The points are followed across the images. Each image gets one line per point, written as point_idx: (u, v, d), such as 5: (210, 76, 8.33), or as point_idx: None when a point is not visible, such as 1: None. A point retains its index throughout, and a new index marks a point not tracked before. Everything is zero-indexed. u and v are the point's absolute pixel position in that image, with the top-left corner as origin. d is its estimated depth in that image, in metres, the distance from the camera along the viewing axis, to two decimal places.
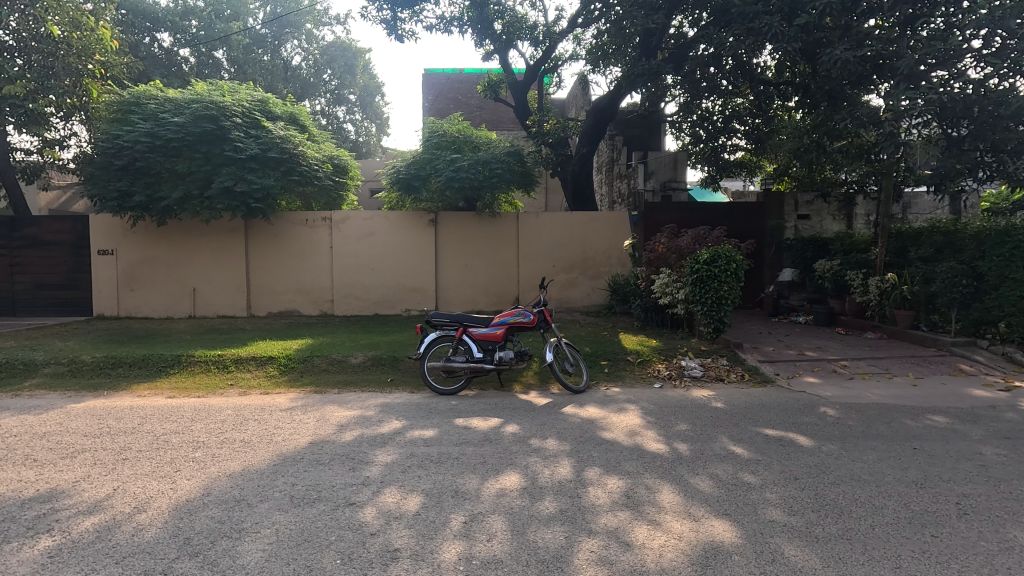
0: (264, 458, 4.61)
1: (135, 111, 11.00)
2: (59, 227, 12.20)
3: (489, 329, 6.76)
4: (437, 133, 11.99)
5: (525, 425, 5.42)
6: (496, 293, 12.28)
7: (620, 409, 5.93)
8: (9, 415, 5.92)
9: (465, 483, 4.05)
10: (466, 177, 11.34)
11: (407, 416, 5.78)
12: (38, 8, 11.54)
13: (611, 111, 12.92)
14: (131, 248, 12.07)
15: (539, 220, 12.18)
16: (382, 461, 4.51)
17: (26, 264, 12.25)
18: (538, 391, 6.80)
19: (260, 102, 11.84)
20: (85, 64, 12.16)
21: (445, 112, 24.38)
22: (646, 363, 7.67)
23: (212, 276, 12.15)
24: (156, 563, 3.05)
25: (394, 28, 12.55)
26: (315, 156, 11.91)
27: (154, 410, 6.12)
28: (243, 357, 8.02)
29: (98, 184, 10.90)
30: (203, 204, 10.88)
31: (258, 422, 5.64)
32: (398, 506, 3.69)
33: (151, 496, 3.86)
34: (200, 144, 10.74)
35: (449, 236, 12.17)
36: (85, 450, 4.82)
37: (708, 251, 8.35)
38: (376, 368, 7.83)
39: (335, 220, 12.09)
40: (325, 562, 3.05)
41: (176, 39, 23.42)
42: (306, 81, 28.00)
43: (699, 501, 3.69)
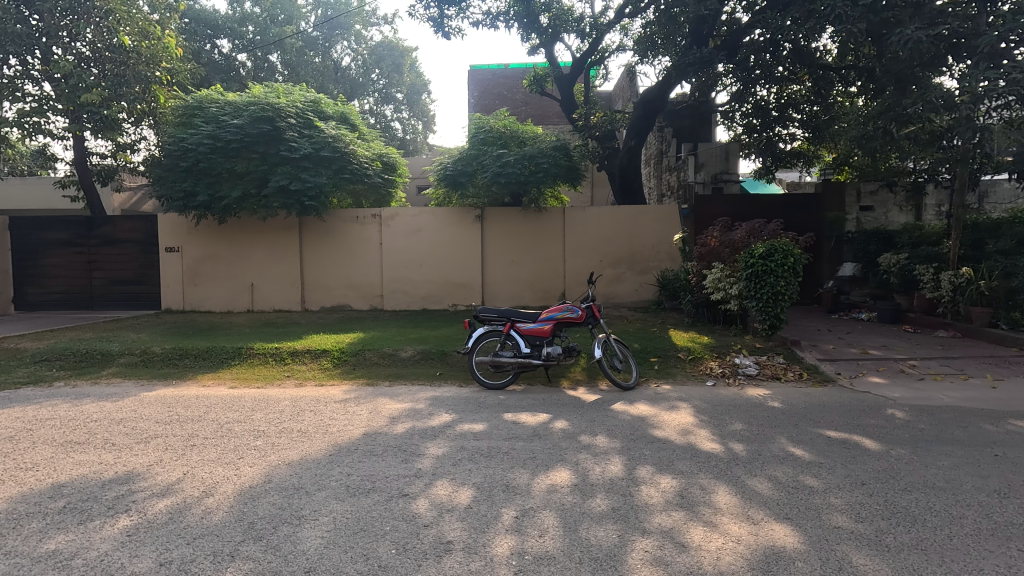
0: (320, 448, 4.76)
1: (198, 114, 11.52)
2: (130, 226, 12.99)
3: (536, 325, 6.74)
4: (483, 128, 11.99)
5: (574, 421, 5.38)
6: (542, 289, 12.25)
7: (671, 407, 5.79)
8: (91, 402, 6.36)
9: (516, 478, 4.05)
10: (512, 172, 11.30)
11: (456, 410, 5.85)
12: (112, 21, 12.32)
13: (659, 102, 12.59)
14: (194, 245, 12.70)
15: (585, 215, 12.05)
16: (433, 454, 4.58)
17: (101, 261, 13.08)
18: (586, 387, 6.75)
19: (313, 102, 12.20)
20: (152, 71, 12.90)
21: (491, 107, 24.44)
22: (698, 360, 7.48)
23: (268, 271, 12.64)
24: (224, 545, 3.20)
25: (441, 25, 12.64)
26: (365, 154, 12.21)
27: (218, 400, 6.44)
28: (299, 350, 8.32)
29: (165, 185, 11.51)
30: (260, 203, 11.34)
31: (314, 413, 5.83)
32: (450, 499, 3.73)
33: (217, 481, 4.06)
34: (257, 144, 11.16)
35: (494, 232, 12.22)
36: (157, 436, 5.12)
37: (763, 245, 8.05)
38: (425, 362, 7.96)
39: (384, 217, 12.36)
40: (381, 551, 3.12)
41: (235, 45, 24.67)
42: (355, 81, 28.72)
43: (758, 504, 3.56)
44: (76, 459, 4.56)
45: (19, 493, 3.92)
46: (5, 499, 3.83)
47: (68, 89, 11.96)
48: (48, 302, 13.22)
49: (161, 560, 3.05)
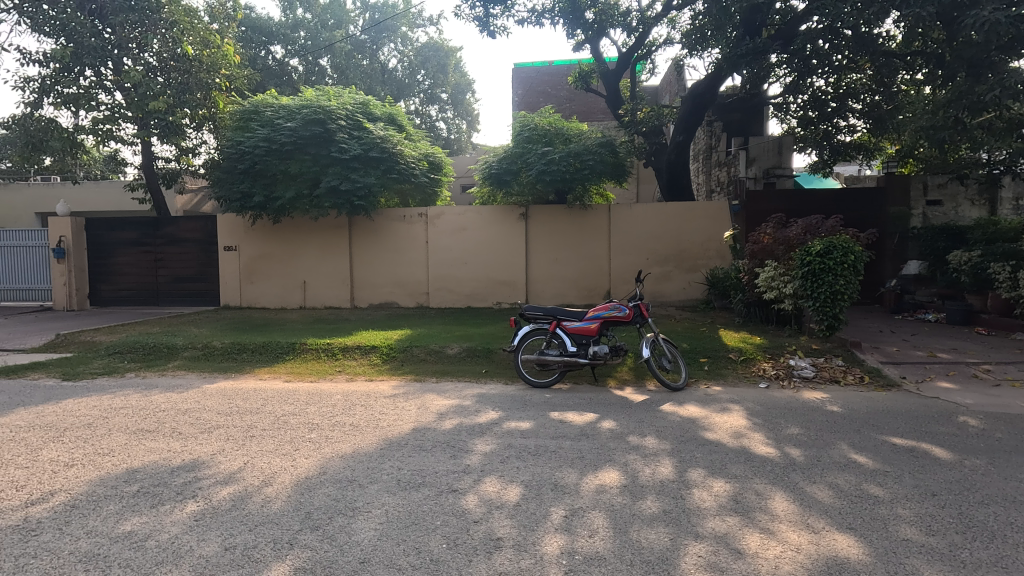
0: (372, 442, 4.88)
1: (254, 119, 11.98)
2: (193, 226, 13.66)
3: (583, 324, 6.68)
4: (528, 126, 11.99)
5: (622, 422, 5.31)
6: (587, 287, 12.14)
7: (723, 409, 5.63)
8: (159, 392, 6.74)
9: (564, 477, 4.04)
10: (557, 170, 11.23)
11: (503, 407, 5.88)
12: (177, 31, 13.06)
13: (709, 96, 12.26)
14: (250, 244, 13.24)
15: (631, 212, 11.86)
16: (481, 450, 4.61)
17: (165, 260, 13.81)
18: (633, 387, 6.65)
19: (362, 105, 12.49)
20: (213, 78, 13.52)
21: (535, 105, 24.39)
22: (749, 361, 7.26)
23: (319, 269, 13.04)
24: (283, 533, 3.33)
25: (487, 24, 12.70)
26: (412, 154, 12.44)
27: (273, 393, 6.70)
28: (349, 346, 8.57)
29: (224, 187, 12.04)
30: (313, 203, 11.73)
31: (365, 407, 5.99)
32: (499, 496, 3.75)
33: (275, 471, 4.23)
34: (309, 146, 11.53)
35: (539, 230, 12.20)
36: (219, 426, 5.37)
37: (821, 242, 7.73)
38: (471, 359, 8.04)
39: (430, 215, 12.54)
40: (433, 545, 3.17)
41: (288, 50, 25.59)
42: (401, 82, 29.25)
43: (818, 512, 3.42)
44: (148, 446, 4.84)
45: (98, 476, 4.19)
46: (85, 481, 4.10)
47: (138, 97, 12.67)
48: (120, 298, 14.08)
49: (226, 545, 3.20)
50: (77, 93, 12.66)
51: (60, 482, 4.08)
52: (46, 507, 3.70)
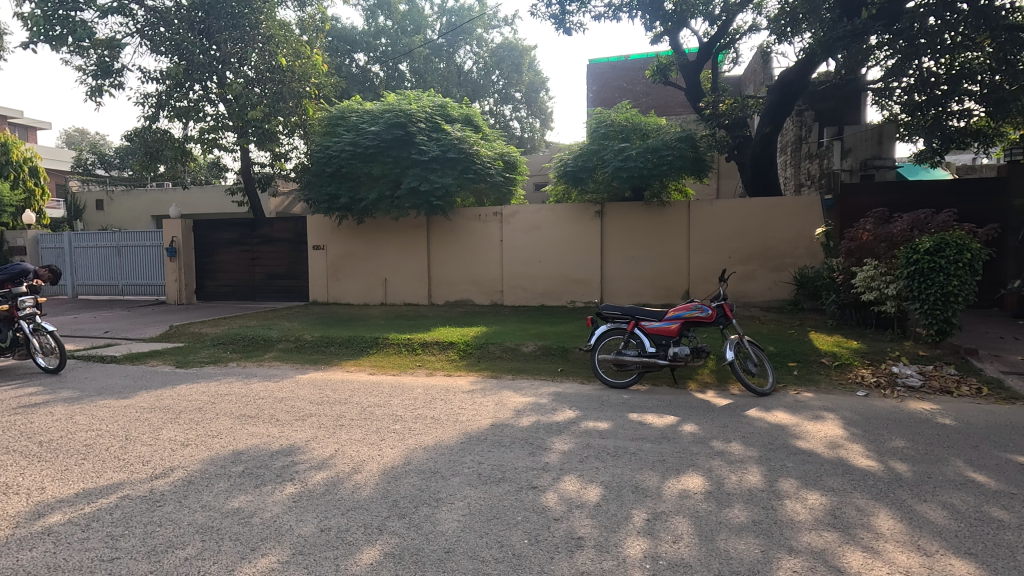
0: (452, 435, 5.02)
1: (341, 124, 12.61)
2: (285, 226, 14.61)
3: (662, 324, 6.50)
4: (605, 123, 11.82)
5: (704, 426, 5.13)
6: (664, 285, 11.82)
7: (815, 417, 5.29)
8: (258, 381, 7.29)
9: (645, 480, 3.96)
10: (634, 166, 11.00)
11: (580, 407, 5.86)
12: (272, 45, 14.06)
13: (800, 83, 11.57)
14: (336, 244, 13.97)
15: (713, 208, 11.41)
16: (560, 448, 4.62)
17: (260, 258, 14.87)
18: (716, 391, 6.40)
19: (441, 107, 12.84)
20: (303, 87, 14.45)
21: (610, 101, 24.06)
22: (845, 367, 6.79)
23: (399, 267, 13.56)
24: (373, 518, 3.50)
25: (562, 22, 12.64)
26: (488, 154, 12.72)
27: (359, 384, 7.06)
28: (428, 342, 8.86)
29: (313, 189, 12.76)
30: (394, 203, 12.22)
31: (445, 401, 6.16)
32: (579, 495, 3.75)
33: (364, 460, 4.45)
34: (391, 149, 12.02)
35: (614, 228, 12.02)
36: (313, 414, 5.73)
37: (930, 239, 7.07)
38: (546, 357, 8.08)
39: (505, 214, 12.67)
40: (514, 540, 3.21)
41: (371, 57, 26.86)
42: (476, 83, 29.80)
43: (930, 533, 3.14)
44: (251, 430, 5.25)
45: (208, 456, 4.58)
46: (198, 460, 4.51)
47: (238, 108, 13.79)
48: (222, 294, 15.31)
49: (322, 527, 3.40)
50: (188, 106, 13.89)
51: (178, 460, 4.51)
52: (167, 481, 4.10)
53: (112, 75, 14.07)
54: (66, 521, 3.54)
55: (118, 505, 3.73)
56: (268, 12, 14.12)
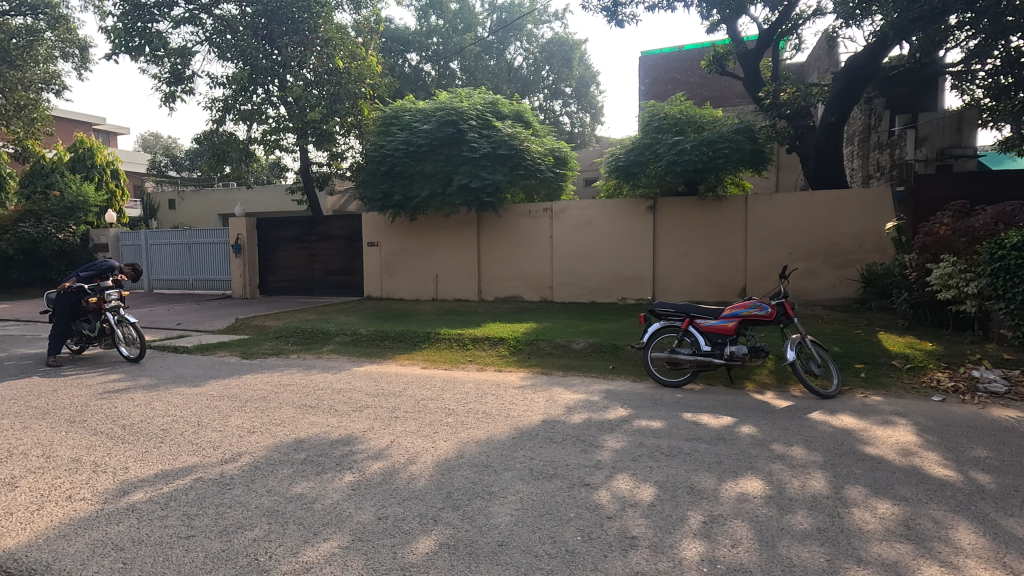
0: (504, 430, 5.06)
1: (394, 123, 12.89)
2: (341, 224, 15.11)
3: (719, 322, 6.31)
4: (658, 116, 11.57)
5: (764, 428, 4.95)
6: (719, 282, 11.46)
7: (886, 422, 5.01)
8: (318, 372, 7.59)
9: (701, 481, 3.86)
10: (689, 160, 10.71)
11: (632, 405, 5.77)
12: (330, 48, 14.60)
13: (870, 69, 10.94)
14: (390, 240, 14.31)
15: (772, 202, 10.97)
16: (611, 447, 4.57)
17: (318, 254, 15.44)
18: (775, 392, 6.16)
19: (491, 104, 12.97)
20: (359, 88, 14.99)
21: (663, 94, 23.53)
22: (919, 369, 6.39)
23: (451, 263, 13.75)
24: (428, 509, 3.57)
25: (614, 14, 12.42)
26: (538, 150, 12.73)
27: (413, 378, 7.23)
28: (479, 337, 8.96)
29: (368, 187, 13.10)
30: (445, 200, 12.38)
31: (496, 397, 6.22)
32: (632, 494, 3.70)
33: (418, 451, 4.55)
34: (443, 147, 12.21)
35: (667, 223, 11.76)
36: (369, 406, 5.92)
37: (1017, 234, 6.48)
38: (597, 355, 8.02)
39: (555, 210, 12.64)
40: (567, 536, 3.20)
41: (423, 57, 27.34)
42: (526, 79, 29.80)
43: (1018, 550, 2.92)
44: (312, 419, 5.47)
45: (272, 443, 4.81)
46: (264, 446, 4.74)
47: (298, 110, 14.33)
48: (282, 289, 16.00)
49: (379, 515, 3.51)
50: (251, 109, 14.54)
51: (245, 446, 4.76)
52: (236, 465, 4.34)
53: (184, 81, 14.92)
54: (147, 498, 3.81)
55: (192, 486, 3.98)
56: (326, 16, 14.64)
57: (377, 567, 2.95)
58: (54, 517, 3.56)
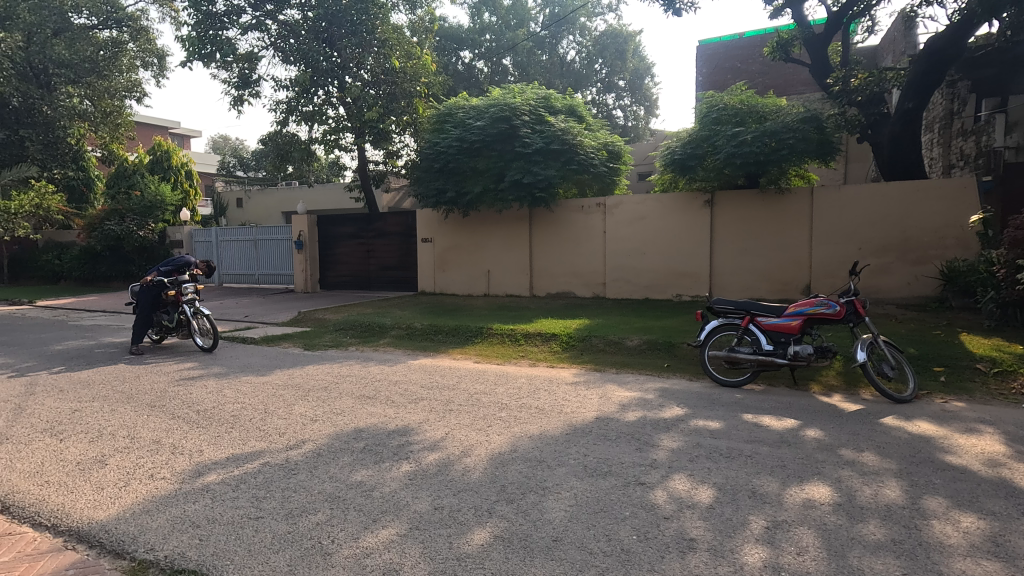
0: (557, 426, 5.04)
1: (448, 120, 13.06)
2: (397, 220, 15.48)
3: (782, 320, 6.04)
4: (717, 107, 11.16)
5: (831, 432, 4.71)
6: (781, 280, 10.97)
7: (969, 430, 4.66)
8: (375, 365, 7.82)
9: (763, 485, 3.72)
10: (750, 152, 10.29)
11: (688, 404, 5.63)
12: (387, 48, 14.98)
13: (953, 50, 10.15)
14: (443, 236, 14.54)
15: (841, 195, 10.41)
16: (668, 446, 4.47)
17: (375, 250, 15.90)
18: (844, 395, 5.85)
19: (544, 99, 12.96)
20: (414, 87, 15.32)
21: (722, 84, 22.74)
22: (1006, 374, 5.91)
23: (503, 258, 13.82)
24: (482, 501, 3.61)
25: (671, 3, 12.08)
26: (591, 145, 12.61)
27: (466, 372, 7.34)
28: (531, 333, 8.97)
29: (422, 184, 13.35)
30: (497, 196, 12.44)
31: (548, 392, 6.21)
32: (690, 495, 3.61)
33: (472, 444, 4.61)
34: (496, 143, 12.28)
35: (726, 217, 11.38)
36: (424, 398, 6.05)
37: None
38: (651, 352, 7.86)
39: (608, 205, 12.47)
40: (622, 535, 3.16)
41: (476, 54, 27.56)
42: (579, 73, 29.49)
43: None
44: (371, 409, 5.64)
45: (333, 431, 5.00)
46: (326, 434, 4.93)
47: (356, 110, 14.77)
48: (341, 283, 16.57)
49: (436, 505, 3.58)
50: (313, 110, 15.09)
51: (308, 433, 4.97)
52: (300, 452, 4.53)
53: (250, 85, 15.66)
54: (220, 480, 4.04)
55: (261, 470, 4.19)
56: (383, 17, 15.01)
57: (434, 556, 3.01)
58: (139, 494, 3.84)
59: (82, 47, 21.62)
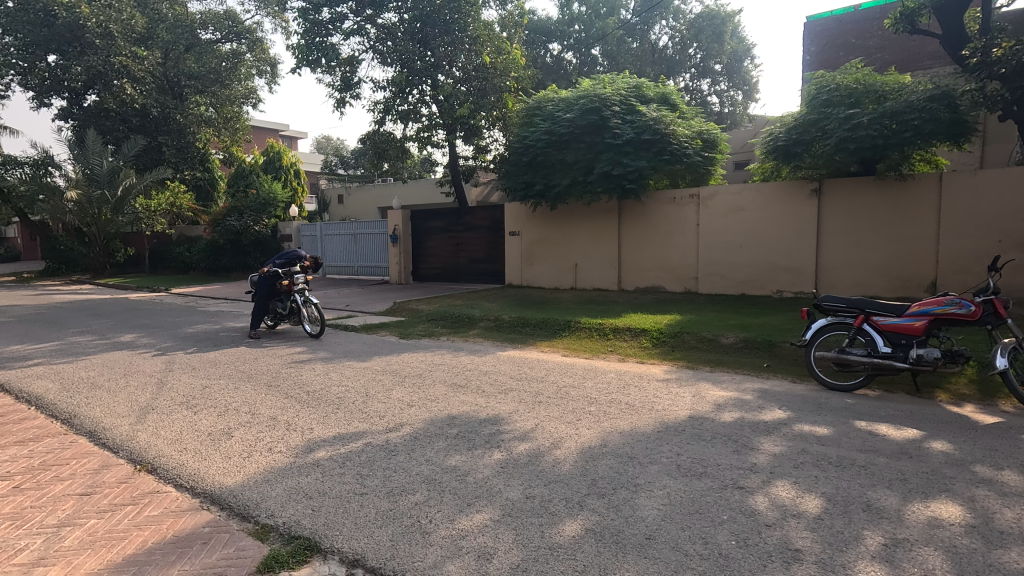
0: (648, 423, 4.94)
1: (538, 114, 13.11)
2: (486, 214, 15.80)
3: (903, 320, 5.51)
4: (828, 87, 10.30)
5: (962, 446, 4.23)
6: (900, 275, 9.97)
7: None
8: (465, 355, 8.07)
9: (879, 499, 3.42)
10: (866, 135, 9.43)
11: (792, 407, 5.29)
12: (478, 45, 15.32)
13: None
14: (530, 229, 14.64)
15: (976, 180, 9.26)
16: (768, 450, 4.24)
17: (464, 244, 16.33)
18: (977, 406, 5.23)
19: (635, 88, 12.66)
20: (504, 82, 15.54)
21: (833, 62, 20.93)
22: None
23: (590, 251, 13.68)
24: (573, 494, 3.62)
25: None
26: (685, 133, 12.14)
27: (554, 364, 7.37)
28: (620, 328, 8.82)
29: (511, 178, 13.51)
30: (586, 189, 12.30)
31: (638, 388, 6.09)
32: (795, 503, 3.40)
33: (562, 436, 4.63)
34: (585, 134, 12.15)
35: (835, 208, 10.53)
36: (513, 389, 6.16)
37: None
38: (749, 351, 7.47)
39: (702, 195, 11.95)
40: (720, 539, 3.05)
41: (565, 46, 27.38)
42: (672, 60, 28.43)
43: None
44: (462, 398, 5.83)
45: (428, 417, 5.23)
46: (421, 419, 5.17)
47: (449, 107, 15.19)
48: (432, 276, 17.19)
49: (527, 494, 3.64)
50: (407, 109, 15.71)
51: (405, 418, 5.23)
52: (399, 434, 4.79)
53: (352, 88, 16.61)
54: (328, 457, 4.36)
55: (364, 450, 4.47)
56: (475, 15, 15.36)
57: (527, 544, 3.07)
58: (260, 464, 4.25)
59: (208, 60, 24.02)
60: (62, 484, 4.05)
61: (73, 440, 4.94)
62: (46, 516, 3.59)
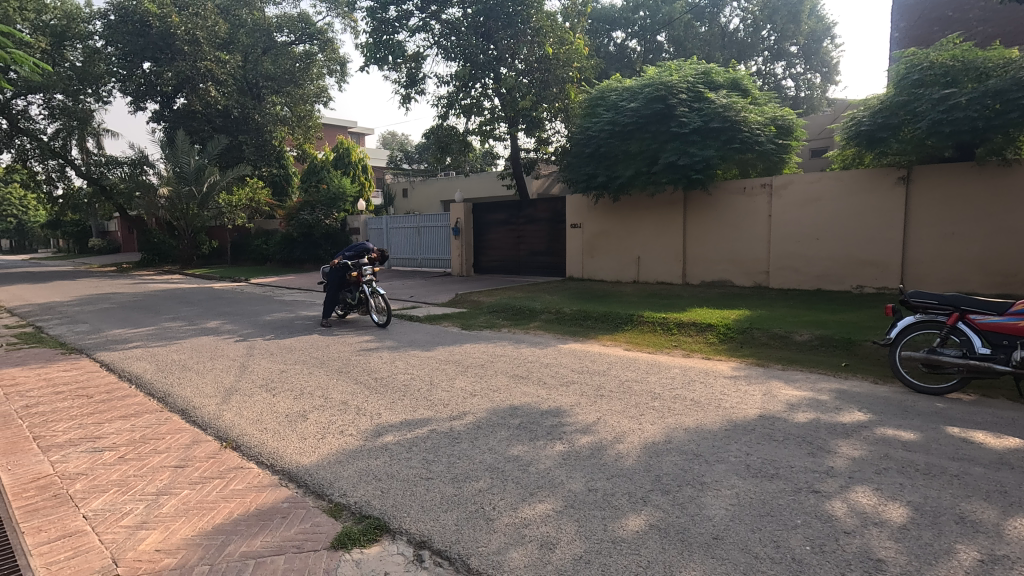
0: (715, 420, 4.79)
1: (600, 104, 12.91)
2: (548, 207, 15.76)
3: (1005, 320, 5.05)
4: (920, 66, 9.49)
5: None
6: (1001, 270, 9.13)
7: None
8: (527, 347, 8.12)
9: (975, 512, 3.16)
10: (964, 118, 8.66)
11: (874, 410, 4.96)
12: (540, 36, 15.25)
13: None
14: (592, 222, 14.48)
15: None
16: (847, 454, 4.00)
17: (525, 236, 16.38)
18: None
19: (704, 74, 12.22)
20: (567, 72, 15.45)
21: (925, 38, 19.30)
22: None
23: (654, 244, 13.35)
24: (635, 489, 3.58)
25: None
26: (757, 120, 11.63)
27: (616, 358, 7.28)
28: (684, 322, 8.58)
29: (573, 170, 13.40)
30: (650, 180, 12.01)
31: (704, 385, 5.91)
32: (877, 511, 3.20)
33: (625, 431, 4.58)
34: (650, 124, 11.84)
35: (925, 196, 9.74)
36: (575, 381, 6.15)
37: None
38: (826, 349, 7.07)
39: (776, 185, 11.39)
40: (794, 543, 2.92)
41: (629, 32, 26.71)
42: (743, 43, 27.17)
43: None
44: (523, 389, 5.87)
45: (491, 406, 5.31)
46: (484, 409, 5.25)
47: (511, 100, 15.24)
48: (493, 268, 17.37)
49: (590, 486, 3.64)
50: (470, 103, 15.88)
51: (468, 407, 5.33)
52: (462, 423, 4.89)
53: (417, 84, 16.97)
54: (396, 441, 4.53)
55: (429, 436, 4.61)
56: (538, 6, 15.25)
57: (589, 536, 3.06)
58: (333, 446, 4.47)
59: (283, 61, 25.43)
60: (159, 457, 4.43)
61: (168, 417, 5.38)
62: (147, 485, 3.95)
